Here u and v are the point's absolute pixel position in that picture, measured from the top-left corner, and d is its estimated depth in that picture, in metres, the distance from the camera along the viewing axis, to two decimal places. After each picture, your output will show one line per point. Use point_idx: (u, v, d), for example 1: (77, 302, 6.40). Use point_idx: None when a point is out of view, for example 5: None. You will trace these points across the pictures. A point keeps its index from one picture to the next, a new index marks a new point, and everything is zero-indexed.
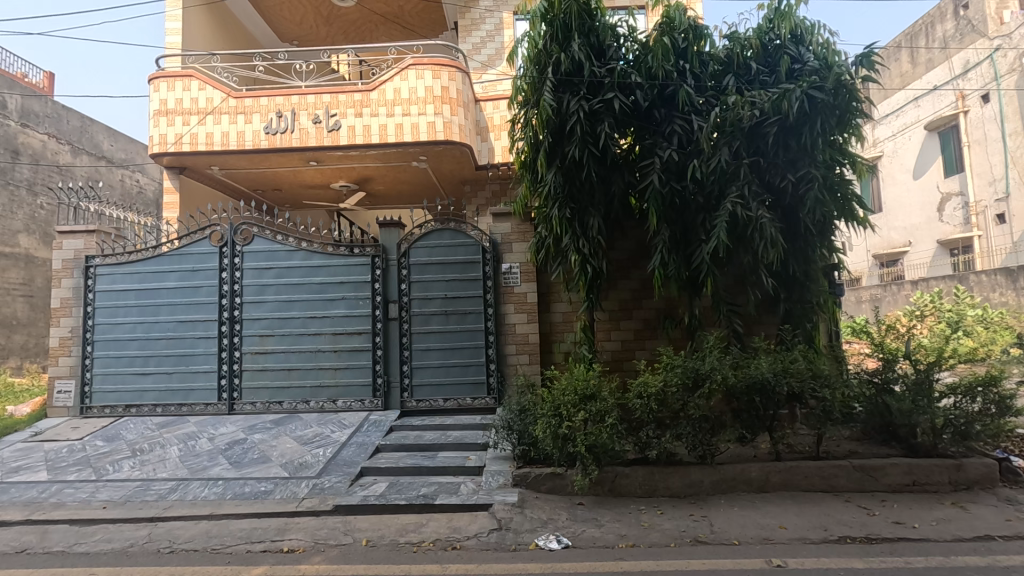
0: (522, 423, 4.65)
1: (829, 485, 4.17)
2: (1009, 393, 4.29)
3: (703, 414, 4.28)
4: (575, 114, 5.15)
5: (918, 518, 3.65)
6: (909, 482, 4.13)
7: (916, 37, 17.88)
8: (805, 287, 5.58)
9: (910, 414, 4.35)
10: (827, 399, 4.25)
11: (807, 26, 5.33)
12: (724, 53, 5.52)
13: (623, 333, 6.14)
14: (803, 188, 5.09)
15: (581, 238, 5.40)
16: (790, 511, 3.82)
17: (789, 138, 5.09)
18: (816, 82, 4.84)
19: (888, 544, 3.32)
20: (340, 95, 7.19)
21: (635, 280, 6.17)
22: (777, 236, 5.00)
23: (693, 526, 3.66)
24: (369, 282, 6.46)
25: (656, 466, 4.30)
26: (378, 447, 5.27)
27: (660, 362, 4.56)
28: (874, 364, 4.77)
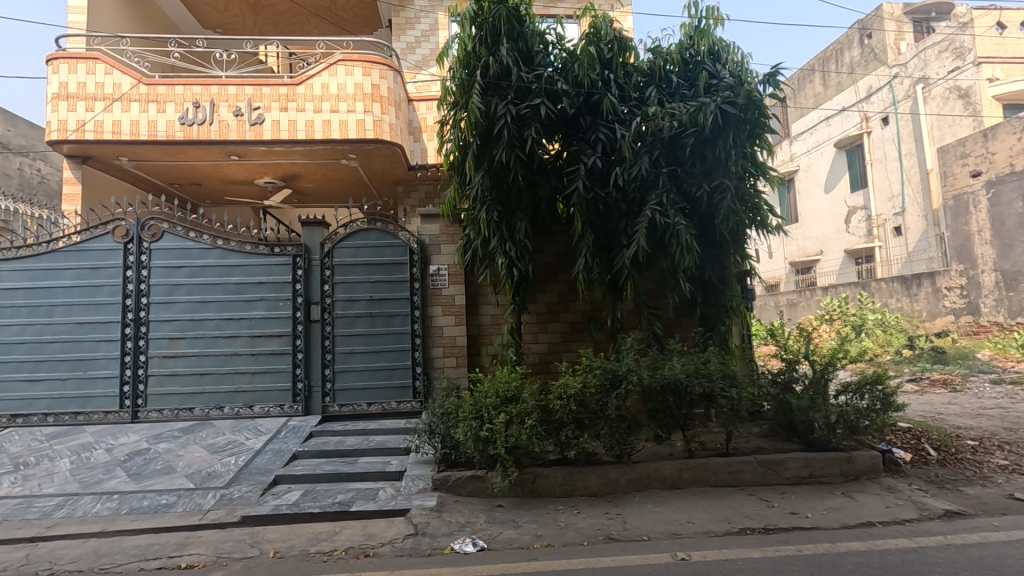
0: (445, 427, 4.62)
1: (736, 480, 4.39)
2: (893, 391, 4.68)
3: (621, 414, 4.42)
4: (502, 118, 5.18)
5: (812, 508, 3.92)
6: (807, 475, 4.42)
7: (828, 62, 19.28)
8: (719, 292, 5.86)
9: (807, 411, 4.70)
10: (735, 398, 4.48)
11: (724, 45, 5.62)
12: (647, 66, 5.73)
13: (550, 336, 6.22)
14: (717, 197, 5.36)
15: (508, 241, 5.42)
16: (699, 506, 4.00)
17: (705, 149, 5.35)
18: (729, 97, 5.12)
19: (784, 534, 3.53)
20: (263, 88, 6.90)
21: (562, 284, 6.27)
22: (692, 242, 5.22)
23: (607, 524, 3.75)
24: (290, 283, 6.22)
25: (576, 466, 4.38)
26: (294, 454, 5.07)
27: (581, 364, 4.67)
28: (778, 364, 5.08)
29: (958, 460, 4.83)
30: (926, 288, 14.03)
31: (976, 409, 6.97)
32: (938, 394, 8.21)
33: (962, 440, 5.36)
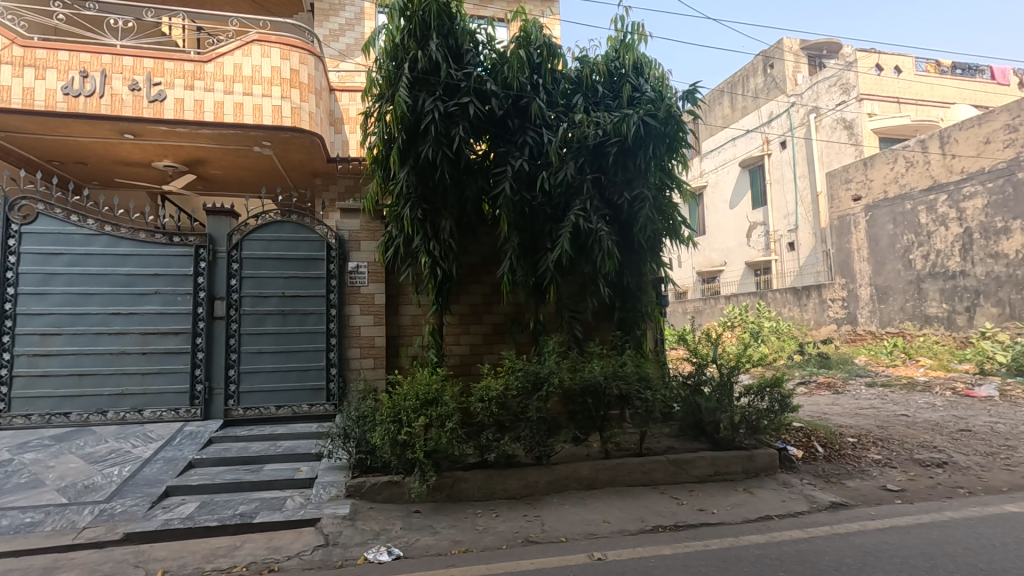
0: (361, 431, 4.43)
1: (649, 479, 4.55)
2: (789, 393, 5.08)
3: (541, 415, 4.45)
4: (429, 114, 5.07)
5: (717, 504, 4.14)
6: (712, 473, 4.66)
7: (736, 86, 20.77)
8: (636, 297, 6.07)
9: (714, 412, 4.97)
10: (649, 399, 4.64)
11: (647, 60, 5.85)
12: (574, 75, 5.86)
13: (472, 337, 6.14)
14: (637, 206, 5.55)
15: (432, 240, 5.31)
16: (614, 506, 4.10)
17: (627, 159, 5.54)
18: (651, 110, 5.32)
19: (693, 530, 3.70)
20: (166, 62, 6.31)
21: (486, 285, 6.22)
22: (613, 248, 5.37)
23: (526, 526, 3.75)
24: (192, 276, 5.72)
25: (495, 469, 4.35)
26: (190, 462, 4.64)
27: (503, 366, 4.66)
28: (689, 368, 5.35)
29: (841, 455, 5.31)
30: (814, 299, 15.46)
31: (855, 409, 7.73)
32: (823, 396, 9.04)
33: (844, 437, 5.91)
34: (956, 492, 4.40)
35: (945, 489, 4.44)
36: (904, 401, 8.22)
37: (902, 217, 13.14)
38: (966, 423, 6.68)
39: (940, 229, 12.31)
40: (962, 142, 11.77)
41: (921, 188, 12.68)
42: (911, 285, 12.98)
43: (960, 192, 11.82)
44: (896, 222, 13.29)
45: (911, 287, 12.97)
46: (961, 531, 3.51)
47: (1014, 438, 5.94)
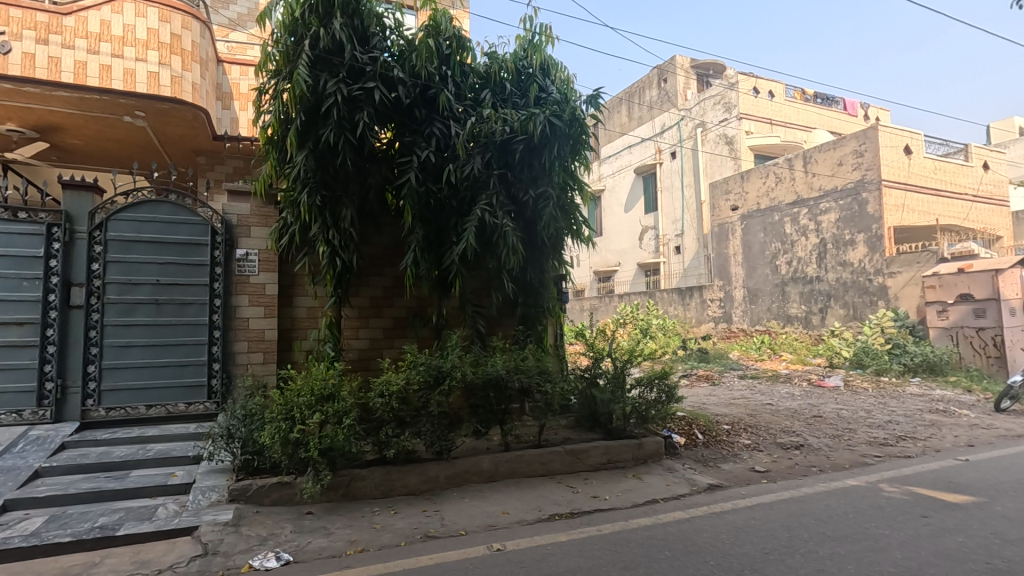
0: (248, 430, 4.13)
1: (546, 469, 4.68)
2: (674, 384, 5.46)
3: (443, 410, 4.41)
4: (332, 96, 4.83)
5: (609, 491, 4.35)
6: (605, 462, 4.89)
7: (633, 96, 21.97)
8: (538, 293, 6.20)
9: (608, 403, 5.23)
10: (549, 392, 4.76)
11: (554, 62, 5.99)
12: (483, 70, 5.88)
13: (372, 331, 5.91)
14: (541, 204, 5.65)
15: (331, 229, 5.06)
16: (513, 497, 4.17)
17: (533, 158, 5.63)
18: (556, 111, 5.46)
19: (586, 516, 3.86)
20: (12, 9, 5.45)
21: (388, 278, 6.03)
22: (517, 244, 5.43)
23: (425, 522, 3.70)
24: (42, 258, 4.99)
25: (394, 465, 4.25)
26: (36, 472, 4.06)
27: (405, 360, 4.56)
28: (587, 361, 5.62)
29: (717, 441, 5.81)
30: (696, 299, 16.80)
31: (728, 399, 8.51)
32: (702, 388, 9.85)
33: (720, 425, 6.48)
34: (810, 470, 4.99)
35: (801, 468, 5.03)
36: (768, 391, 9.19)
37: (771, 227, 14.64)
38: (817, 410, 7.61)
39: (801, 239, 13.88)
40: (821, 162, 13.33)
41: (788, 202, 14.22)
42: (776, 288, 14.52)
43: (818, 207, 13.41)
44: (766, 232, 14.79)
45: (777, 289, 14.50)
46: (814, 505, 3.99)
47: (854, 422, 6.86)
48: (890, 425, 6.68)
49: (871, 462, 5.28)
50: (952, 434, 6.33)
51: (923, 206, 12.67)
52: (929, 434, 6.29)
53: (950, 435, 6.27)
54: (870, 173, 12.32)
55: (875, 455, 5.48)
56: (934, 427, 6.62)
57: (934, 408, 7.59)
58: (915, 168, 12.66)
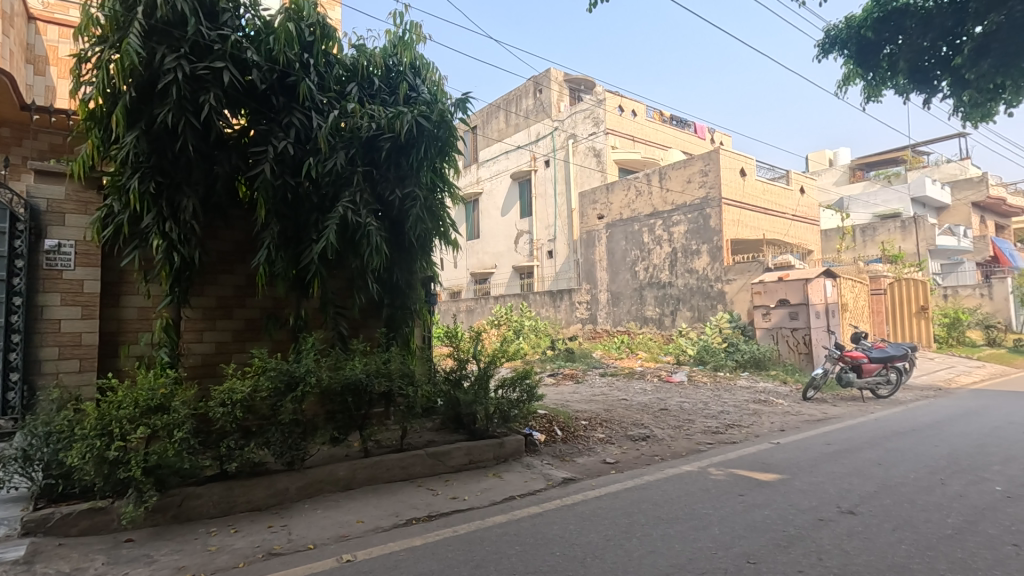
0: (53, 450, 3.58)
1: (407, 473, 4.62)
2: (534, 384, 5.69)
3: (294, 418, 4.15)
4: (171, 73, 4.34)
5: (469, 491, 4.40)
6: (467, 462, 4.94)
7: (510, 103, 22.53)
8: (405, 294, 6.10)
9: (471, 404, 5.28)
10: (411, 395, 4.69)
11: (425, 62, 5.95)
12: (348, 63, 5.66)
13: (219, 334, 5.41)
14: (408, 204, 5.55)
15: (168, 221, 4.57)
16: (369, 504, 4.05)
17: (401, 157, 5.52)
18: (424, 112, 5.41)
19: (444, 518, 3.86)
20: None
21: (239, 276, 5.55)
22: (382, 244, 5.30)
23: (269, 538, 3.46)
24: None
25: (237, 480, 3.92)
26: None
27: (252, 366, 4.24)
28: (452, 363, 5.65)
29: (574, 436, 6.14)
30: (566, 301, 17.66)
31: (589, 396, 9.05)
32: (567, 385, 10.36)
33: (578, 420, 6.87)
34: (653, 459, 5.48)
35: (646, 458, 5.51)
36: (625, 388, 9.92)
37: (631, 235, 15.86)
38: (665, 403, 8.38)
39: (657, 248, 15.18)
40: (674, 179, 14.72)
41: (646, 214, 15.49)
42: (635, 292, 15.74)
43: (671, 220, 14.80)
44: (628, 240, 15.98)
45: (635, 293, 15.73)
46: (653, 491, 4.38)
47: (693, 413, 7.64)
48: (721, 415, 7.54)
49: (703, 448, 5.92)
50: (768, 420, 7.31)
51: (754, 222, 14.52)
52: (751, 421, 7.20)
53: (767, 421, 7.25)
54: (713, 191, 13.87)
55: (707, 442, 6.16)
56: (756, 415, 7.61)
57: (756, 399, 8.72)
58: (748, 189, 14.47)
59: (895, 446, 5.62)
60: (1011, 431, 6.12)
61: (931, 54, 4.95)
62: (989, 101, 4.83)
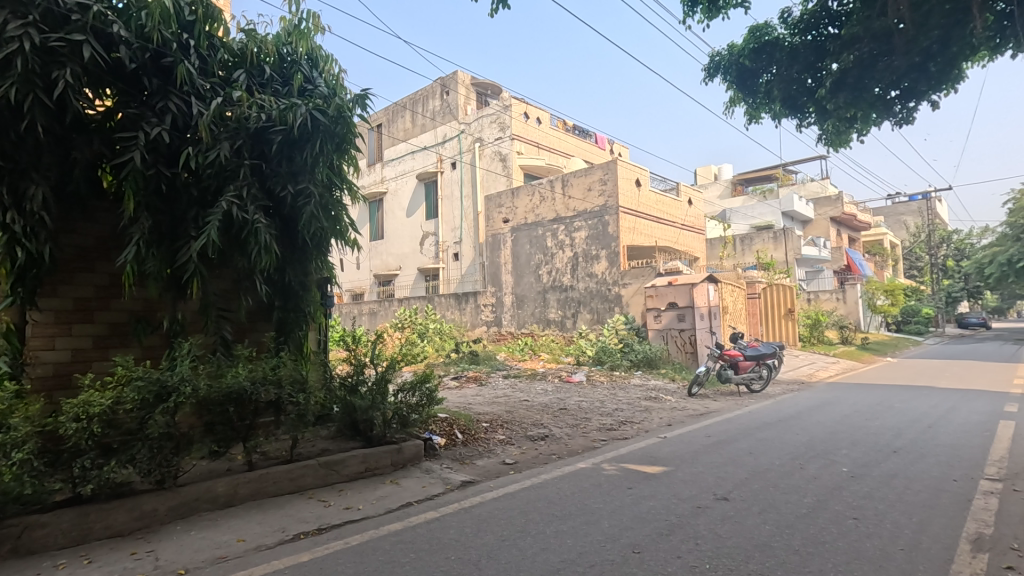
0: None
1: (297, 485, 4.37)
2: (435, 388, 5.62)
3: (166, 432, 3.76)
4: (16, 41, 3.80)
5: (364, 500, 4.25)
6: (363, 469, 4.78)
7: (416, 104, 22.22)
8: (298, 296, 5.78)
9: (368, 410, 5.11)
10: (302, 403, 4.46)
11: (322, 53, 5.68)
12: (235, 48, 5.29)
13: (76, 341, 4.79)
14: (301, 201, 5.26)
15: (11, 211, 3.99)
16: (252, 521, 3.78)
17: (294, 151, 5.22)
18: (320, 105, 5.15)
19: (336, 530, 3.69)
20: None
21: (102, 275, 4.96)
22: (271, 242, 4.98)
23: (131, 567, 3.12)
24: None
25: (94, 504, 3.50)
26: None
27: (116, 375, 3.81)
28: (349, 368, 5.47)
29: (475, 438, 6.15)
30: (471, 304, 17.71)
31: (492, 398, 9.12)
32: (470, 388, 10.36)
33: (480, 422, 6.89)
34: (551, 458, 5.63)
35: (543, 457, 5.63)
36: (527, 389, 10.11)
37: (535, 240, 16.22)
38: (564, 403, 8.63)
39: (559, 252, 15.64)
40: (576, 186, 15.29)
41: (549, 219, 15.92)
42: (538, 295, 16.10)
43: (572, 226, 15.36)
44: (532, 244, 16.32)
45: (538, 296, 16.09)
46: (549, 489, 4.48)
47: (590, 412, 7.94)
48: (616, 413, 7.91)
49: (598, 445, 6.18)
50: (658, 416, 7.79)
51: (648, 230, 15.45)
52: (643, 417, 7.63)
53: (657, 417, 7.71)
54: (611, 200, 14.64)
55: (602, 439, 6.43)
56: (647, 411, 8.08)
57: (648, 396, 9.25)
58: (643, 199, 15.39)
59: (763, 436, 6.20)
60: (856, 418, 7.00)
61: (799, 84, 5.52)
62: (846, 129, 5.53)
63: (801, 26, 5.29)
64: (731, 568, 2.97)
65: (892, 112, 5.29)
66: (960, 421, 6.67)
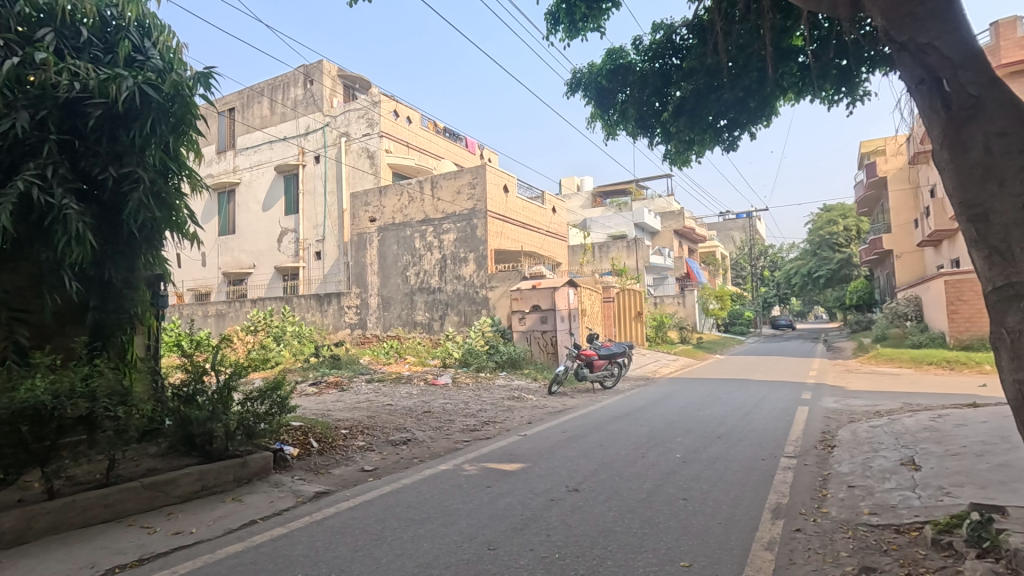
0: None
1: (113, 512, 3.81)
2: (287, 396, 5.24)
3: None
4: None
5: (198, 522, 3.83)
6: (199, 489, 4.30)
7: (275, 90, 20.58)
8: (122, 296, 5.03)
9: (206, 422, 4.58)
10: (123, 417, 3.90)
11: (156, 21, 5.00)
12: (41, 1, 4.52)
13: None
14: (126, 187, 4.61)
15: None
16: (51, 559, 3.21)
17: (117, 129, 4.55)
18: (152, 79, 4.52)
19: (161, 559, 3.28)
20: None
21: None
22: (85, 233, 4.30)
23: None
24: None
25: None
26: None
27: None
28: (184, 376, 4.91)
29: (332, 446, 5.85)
30: (334, 306, 16.88)
31: (353, 403, 8.75)
32: (330, 394, 9.84)
33: (338, 429, 6.57)
34: (412, 461, 5.56)
35: (405, 461, 5.54)
36: (391, 393, 9.86)
37: (403, 241, 15.90)
38: (428, 406, 8.57)
39: (427, 253, 15.50)
40: (445, 189, 15.31)
41: (417, 220, 15.71)
42: (405, 297, 15.81)
43: (441, 228, 15.32)
44: (400, 245, 15.98)
45: (406, 298, 15.80)
46: (409, 493, 4.42)
47: (454, 414, 7.96)
48: (480, 413, 8.02)
49: (460, 446, 6.23)
50: (519, 415, 8.05)
51: (514, 235, 15.94)
52: (505, 417, 7.83)
53: (518, 416, 7.97)
54: (479, 204, 14.87)
55: (464, 440, 6.47)
56: (509, 411, 8.31)
57: (511, 396, 9.52)
58: (510, 205, 15.83)
59: (612, 429, 6.72)
60: (690, 410, 7.87)
61: (649, 106, 6.05)
62: (686, 151, 6.14)
63: (650, 53, 5.89)
64: (578, 555, 3.15)
65: (723, 139, 6.01)
66: (769, 409, 7.81)
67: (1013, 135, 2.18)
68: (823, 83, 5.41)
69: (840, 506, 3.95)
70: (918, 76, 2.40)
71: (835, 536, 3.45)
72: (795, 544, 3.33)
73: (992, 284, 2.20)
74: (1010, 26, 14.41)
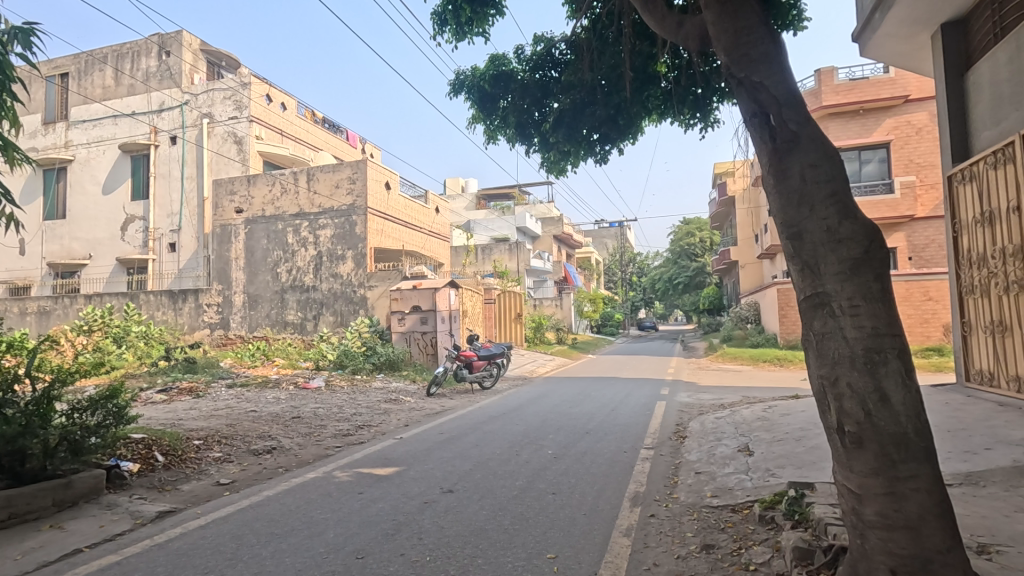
0: None
1: None
2: (125, 405, 4.65)
3: None
4: None
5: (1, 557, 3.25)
6: (5, 518, 3.65)
7: (122, 59, 18.15)
8: None
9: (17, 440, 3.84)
10: None
11: None
12: None
13: None
14: None
15: None
16: None
17: None
18: None
19: None
20: None
21: None
22: None
23: None
24: None
25: None
26: None
27: None
28: None
29: (181, 460, 5.28)
30: (190, 303, 15.28)
31: (209, 411, 7.97)
32: (182, 401, 8.88)
33: (190, 440, 5.95)
34: (276, 471, 5.19)
35: (268, 472, 5.15)
36: (255, 398, 9.13)
37: (274, 235, 14.82)
38: (297, 411, 8.06)
39: (301, 250, 14.61)
40: (322, 182, 14.52)
41: (290, 213, 14.73)
42: (275, 295, 14.76)
43: (317, 223, 14.52)
44: (269, 239, 14.88)
45: (276, 296, 14.74)
46: (271, 506, 4.12)
47: (326, 418, 7.58)
48: (354, 417, 7.73)
49: (332, 452, 5.94)
50: (395, 417, 7.88)
51: (396, 233, 15.57)
52: (381, 420, 7.61)
53: (394, 419, 7.80)
54: (359, 200, 14.30)
55: (336, 445, 6.19)
56: (385, 414, 8.10)
57: (387, 399, 9.27)
58: (392, 203, 15.43)
59: (488, 428, 6.82)
60: (563, 407, 8.23)
61: (529, 114, 6.22)
62: (562, 161, 6.41)
63: (531, 64, 6.09)
64: (450, 556, 3.16)
65: (596, 151, 6.37)
66: (633, 404, 8.42)
67: (822, 166, 2.48)
68: (682, 107, 5.92)
69: (688, 491, 4.38)
70: (752, 109, 2.69)
71: (683, 519, 3.81)
72: (649, 529, 3.63)
73: (804, 294, 2.48)
74: (829, 75, 16.95)
